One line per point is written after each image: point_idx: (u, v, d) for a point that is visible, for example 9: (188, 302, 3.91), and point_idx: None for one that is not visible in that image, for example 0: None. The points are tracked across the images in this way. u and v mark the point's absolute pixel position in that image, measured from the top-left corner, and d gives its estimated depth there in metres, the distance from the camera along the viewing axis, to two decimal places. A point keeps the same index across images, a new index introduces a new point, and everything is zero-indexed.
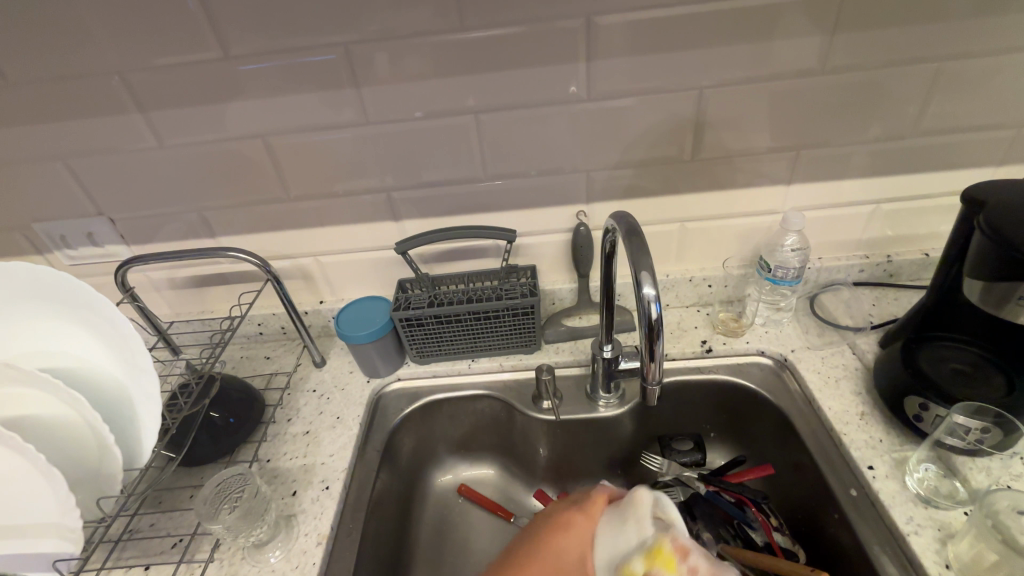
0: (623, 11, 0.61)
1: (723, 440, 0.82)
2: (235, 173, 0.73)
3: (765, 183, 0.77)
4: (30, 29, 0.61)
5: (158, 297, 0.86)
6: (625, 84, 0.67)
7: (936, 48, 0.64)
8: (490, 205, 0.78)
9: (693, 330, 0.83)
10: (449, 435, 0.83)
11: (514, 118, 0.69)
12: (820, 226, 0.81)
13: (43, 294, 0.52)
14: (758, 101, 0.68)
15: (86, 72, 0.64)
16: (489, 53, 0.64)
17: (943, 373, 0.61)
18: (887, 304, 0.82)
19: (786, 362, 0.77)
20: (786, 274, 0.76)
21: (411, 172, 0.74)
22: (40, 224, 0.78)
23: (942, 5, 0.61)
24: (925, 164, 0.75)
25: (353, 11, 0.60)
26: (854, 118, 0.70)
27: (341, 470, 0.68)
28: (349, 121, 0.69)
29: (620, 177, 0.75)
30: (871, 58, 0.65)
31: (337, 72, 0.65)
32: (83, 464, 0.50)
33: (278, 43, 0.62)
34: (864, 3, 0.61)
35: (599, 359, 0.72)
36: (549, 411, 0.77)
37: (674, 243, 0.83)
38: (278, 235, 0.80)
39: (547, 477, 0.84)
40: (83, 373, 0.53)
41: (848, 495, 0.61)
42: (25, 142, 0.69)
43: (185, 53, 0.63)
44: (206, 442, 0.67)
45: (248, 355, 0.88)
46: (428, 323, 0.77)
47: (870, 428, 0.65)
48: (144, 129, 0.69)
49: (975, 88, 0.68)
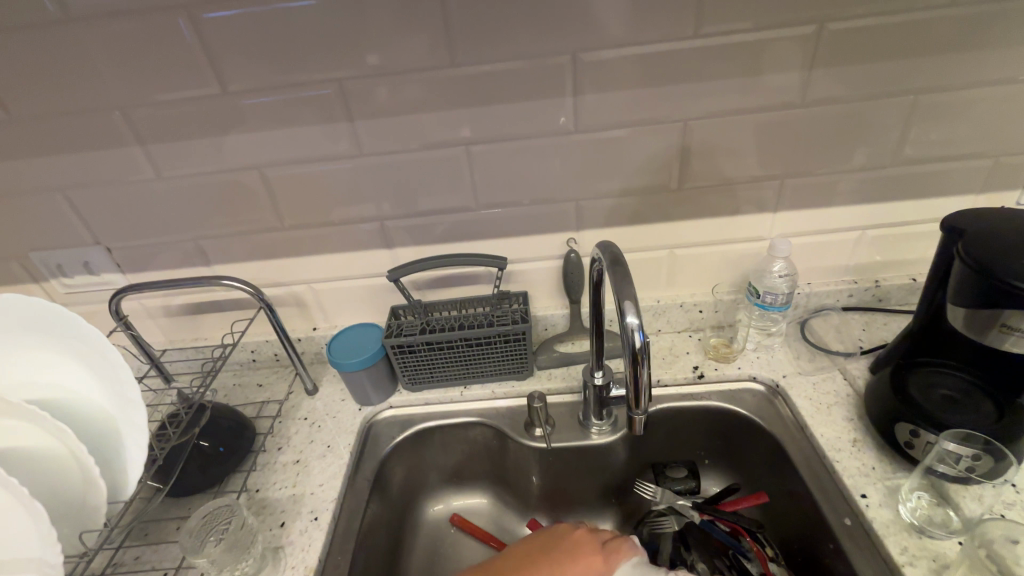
0: (608, 48, 0.63)
1: (718, 467, 0.82)
2: (230, 202, 0.75)
3: (752, 210, 0.78)
4: (36, 67, 0.63)
5: (152, 324, 0.87)
6: (611, 117, 0.69)
7: (911, 82, 0.67)
8: (482, 233, 0.79)
9: (685, 355, 0.83)
10: (441, 464, 0.83)
11: (505, 149, 0.71)
12: (808, 252, 0.83)
13: (36, 326, 0.52)
14: (741, 132, 0.70)
15: (89, 107, 0.66)
16: (479, 87, 0.66)
17: (932, 400, 0.61)
18: (877, 329, 0.83)
19: (779, 388, 0.77)
20: (775, 300, 0.77)
21: (404, 201, 0.75)
22: (37, 253, 0.79)
23: (915, 41, 0.64)
24: (907, 192, 0.77)
25: (349, 49, 0.63)
26: (836, 147, 0.72)
27: (330, 500, 0.67)
28: (343, 153, 0.71)
29: (609, 205, 0.77)
30: (849, 91, 0.67)
31: (333, 107, 0.67)
32: (67, 498, 0.49)
33: (275, 79, 0.64)
34: (839, 40, 0.63)
35: (591, 386, 0.72)
36: (541, 439, 0.76)
37: (663, 269, 0.84)
38: (273, 263, 0.81)
39: (540, 506, 0.83)
40: (71, 406, 0.53)
41: (843, 524, 0.60)
42: (26, 174, 0.71)
43: (186, 88, 0.65)
44: (195, 472, 0.66)
45: (241, 382, 0.88)
46: (420, 350, 0.77)
47: (863, 455, 0.65)
48: (143, 161, 0.71)
49: (952, 119, 0.70)
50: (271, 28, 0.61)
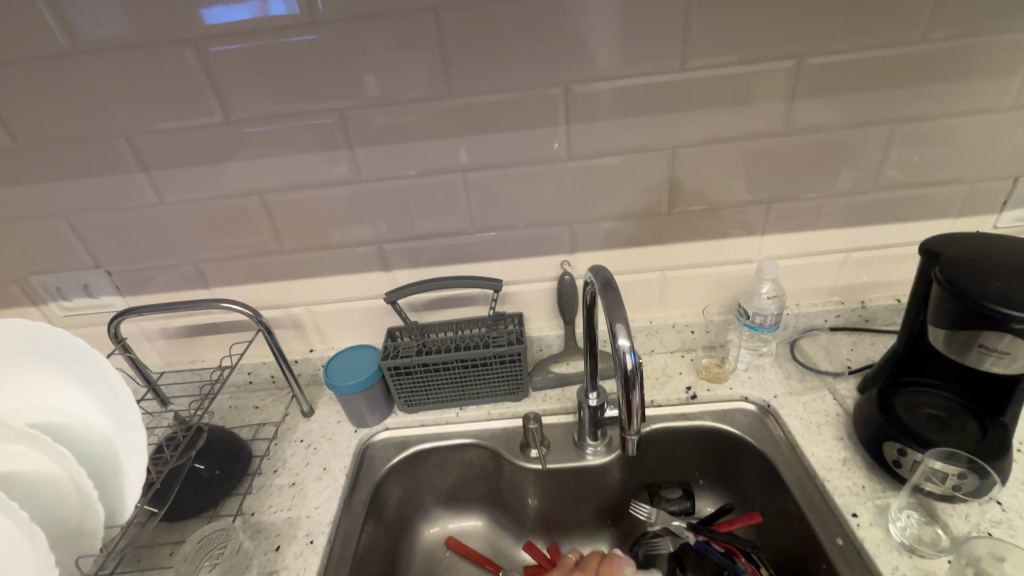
0: (599, 80, 0.66)
1: (712, 488, 0.82)
2: (231, 226, 0.76)
3: (740, 234, 0.80)
4: (44, 96, 0.65)
5: (149, 346, 0.87)
6: (604, 145, 0.71)
7: (889, 112, 0.70)
8: (477, 256, 0.81)
9: (678, 375, 0.85)
10: (437, 485, 0.83)
11: (500, 175, 0.73)
12: (795, 274, 0.85)
13: (36, 350, 0.52)
14: (728, 159, 0.73)
15: (96, 135, 0.68)
16: (476, 116, 0.68)
17: (918, 419, 0.63)
18: (864, 349, 0.85)
19: (770, 409, 0.78)
20: (764, 321, 0.79)
21: (402, 225, 0.77)
22: (37, 276, 0.79)
23: (891, 74, 0.67)
24: (888, 217, 0.80)
25: (349, 81, 0.65)
26: (819, 174, 0.75)
27: (325, 523, 0.67)
28: (342, 178, 0.73)
29: (602, 228, 0.79)
30: (830, 120, 0.70)
31: (333, 135, 0.69)
32: (65, 523, 0.49)
33: (278, 108, 0.67)
34: (820, 74, 0.67)
35: (585, 407, 0.73)
36: (536, 460, 0.77)
37: (655, 291, 0.86)
38: (272, 285, 0.82)
39: (536, 528, 0.83)
40: (70, 430, 0.53)
41: (835, 544, 0.61)
42: (30, 199, 0.72)
43: (190, 116, 0.67)
44: (190, 496, 0.66)
45: (237, 404, 0.88)
46: (416, 371, 0.78)
47: (853, 474, 0.66)
48: (146, 187, 0.72)
49: (929, 147, 0.73)
50: (275, 60, 0.63)
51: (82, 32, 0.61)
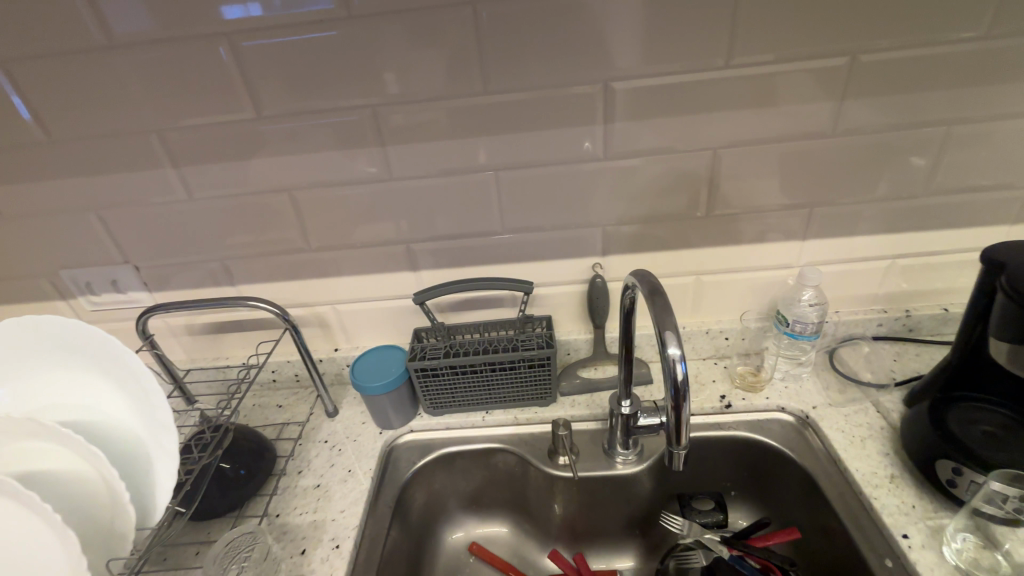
0: (639, 77, 0.64)
1: (746, 500, 0.80)
2: (259, 222, 0.75)
3: (780, 237, 0.77)
4: (78, 92, 0.64)
5: (174, 342, 0.87)
6: (641, 145, 0.69)
7: (943, 113, 0.66)
8: (507, 257, 0.79)
9: (711, 383, 0.82)
10: (461, 490, 0.81)
11: (533, 175, 0.71)
12: (836, 281, 0.82)
13: (70, 347, 0.52)
14: (770, 162, 0.70)
15: (127, 130, 0.67)
16: (510, 113, 0.66)
17: (973, 436, 0.60)
18: (909, 360, 0.81)
19: (809, 420, 0.75)
20: (804, 329, 0.76)
21: (431, 223, 0.75)
22: (66, 271, 0.79)
23: (947, 73, 0.64)
24: (937, 223, 0.76)
25: (381, 78, 0.64)
26: (866, 177, 0.72)
27: (351, 528, 0.66)
28: (372, 176, 0.71)
29: (634, 231, 0.76)
30: (878, 122, 0.67)
31: (364, 131, 0.68)
32: (96, 522, 0.49)
33: (309, 104, 0.65)
34: (871, 72, 0.64)
35: (618, 415, 0.71)
36: (566, 468, 0.75)
37: (690, 295, 0.83)
38: (298, 284, 0.82)
39: (562, 536, 0.81)
40: (101, 429, 0.53)
41: (883, 565, 0.58)
42: (61, 195, 0.72)
43: (221, 112, 0.66)
44: (215, 496, 0.65)
45: (261, 403, 0.87)
46: (443, 374, 0.76)
47: (901, 492, 0.63)
48: (176, 183, 0.72)
49: (984, 148, 0.69)
50: (308, 56, 0.62)
51: (117, 26, 0.60)
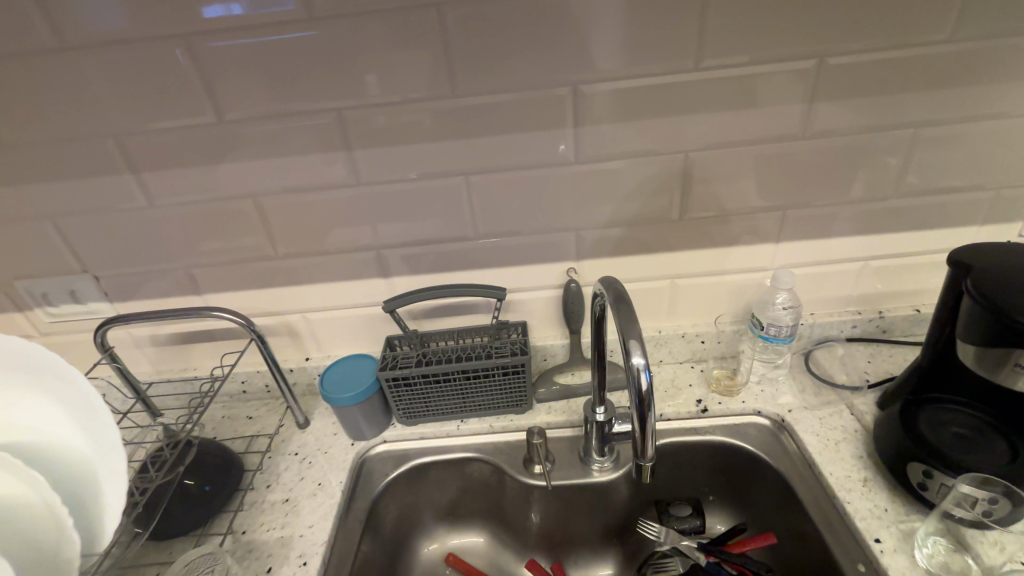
0: (609, 79, 0.63)
1: (723, 504, 0.79)
2: (224, 230, 0.73)
3: (754, 240, 0.77)
4: (29, 96, 0.62)
5: (139, 354, 0.84)
6: (613, 148, 0.68)
7: (912, 115, 0.67)
8: (480, 263, 0.78)
9: (688, 388, 0.81)
10: (436, 501, 0.79)
11: (505, 179, 0.70)
12: (810, 283, 0.82)
13: (7, 364, 0.49)
14: (742, 164, 0.70)
15: (82, 136, 0.65)
16: (479, 116, 0.65)
17: (944, 438, 0.60)
18: (882, 361, 0.82)
19: (784, 423, 0.75)
20: (778, 332, 0.76)
21: (401, 229, 0.74)
22: (22, 282, 0.77)
23: (914, 75, 0.64)
24: (908, 224, 0.76)
25: (346, 80, 0.62)
26: (837, 180, 0.72)
27: (320, 543, 0.64)
28: (339, 181, 0.70)
29: (609, 236, 0.76)
30: (848, 124, 0.67)
31: (330, 135, 0.66)
32: (37, 549, 0.46)
33: (271, 108, 0.64)
34: (840, 76, 0.64)
35: (592, 422, 0.70)
36: (541, 476, 0.74)
37: (665, 299, 0.82)
38: (266, 292, 0.79)
39: (539, 545, 0.80)
40: (45, 450, 0.50)
41: (856, 570, 0.58)
42: (15, 203, 0.70)
43: (181, 116, 0.64)
44: (177, 514, 0.63)
45: (230, 415, 0.85)
46: (416, 382, 0.75)
47: (874, 496, 0.63)
48: (136, 190, 0.69)
49: (952, 150, 0.69)
50: (270, 58, 0.60)
51: (68, 28, 0.58)
